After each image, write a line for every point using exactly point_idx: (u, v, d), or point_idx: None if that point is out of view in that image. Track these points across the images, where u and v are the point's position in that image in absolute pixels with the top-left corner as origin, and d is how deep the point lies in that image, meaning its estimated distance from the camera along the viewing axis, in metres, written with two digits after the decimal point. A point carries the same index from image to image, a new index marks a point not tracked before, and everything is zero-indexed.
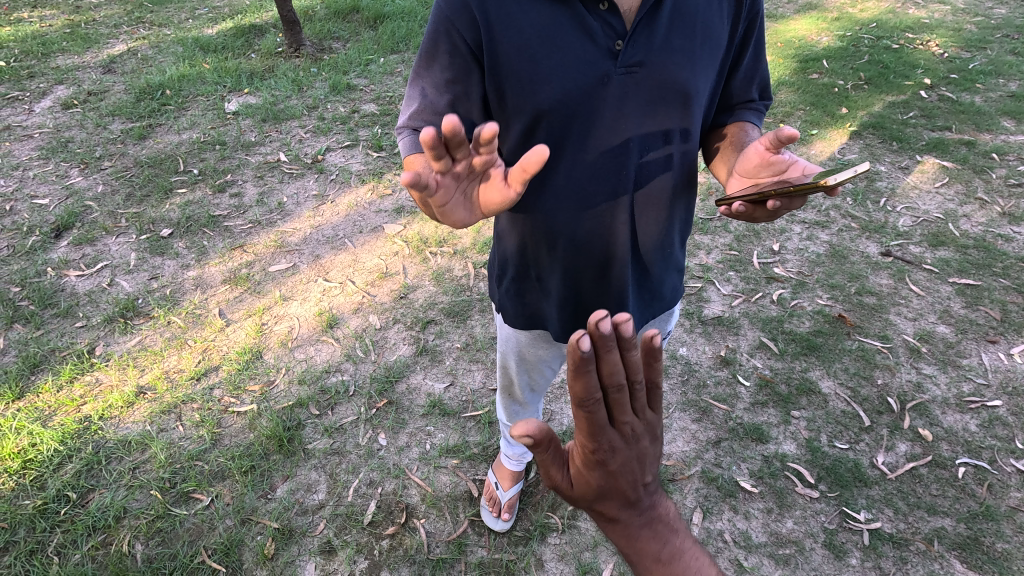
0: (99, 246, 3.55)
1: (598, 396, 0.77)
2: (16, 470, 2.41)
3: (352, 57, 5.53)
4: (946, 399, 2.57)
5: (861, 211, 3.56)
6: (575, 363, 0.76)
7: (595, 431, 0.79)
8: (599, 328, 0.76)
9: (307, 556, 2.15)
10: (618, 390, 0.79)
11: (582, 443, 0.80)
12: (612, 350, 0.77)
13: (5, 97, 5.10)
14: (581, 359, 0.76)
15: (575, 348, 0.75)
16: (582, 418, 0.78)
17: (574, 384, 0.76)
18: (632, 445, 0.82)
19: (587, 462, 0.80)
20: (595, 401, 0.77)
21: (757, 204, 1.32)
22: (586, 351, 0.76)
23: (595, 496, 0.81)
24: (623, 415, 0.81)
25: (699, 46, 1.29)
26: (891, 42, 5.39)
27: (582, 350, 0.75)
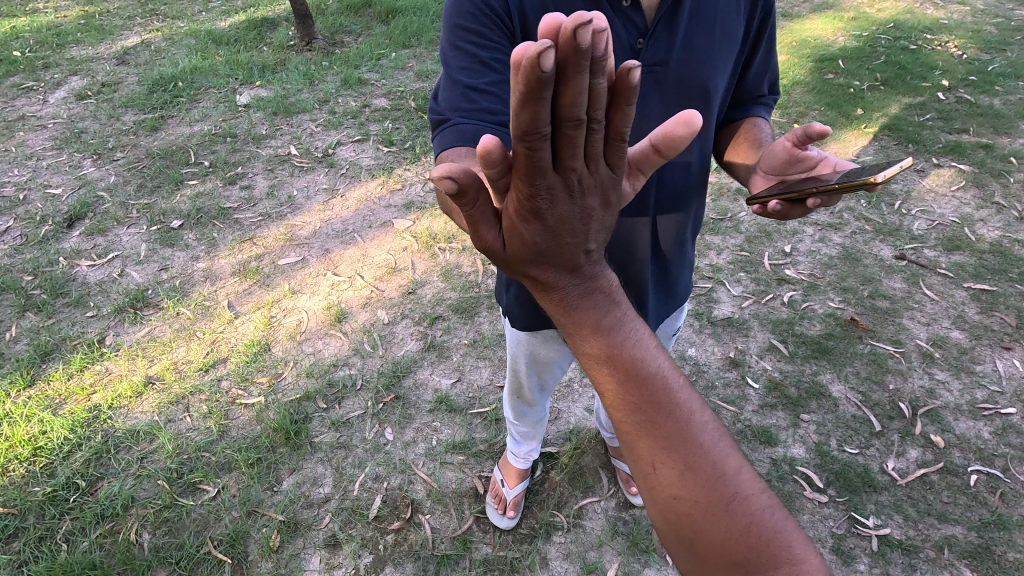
0: (110, 237, 3.57)
1: (544, 134, 0.65)
2: (27, 457, 2.43)
3: (364, 51, 5.53)
4: (959, 406, 2.54)
5: (875, 214, 3.52)
6: (529, 88, 0.60)
7: (534, 175, 0.69)
8: (573, 41, 0.58)
9: (311, 549, 2.16)
10: (574, 128, 0.66)
11: (516, 192, 0.72)
12: (583, 73, 0.61)
13: (20, 86, 5.14)
14: (537, 84, 0.60)
15: (532, 66, 0.59)
16: (521, 159, 0.68)
17: (518, 114, 0.63)
18: (577, 203, 0.74)
19: (522, 214, 0.74)
20: (539, 139, 0.66)
21: (795, 202, 1.30)
22: (547, 73, 0.59)
23: (530, 255, 0.78)
24: (573, 163, 0.70)
25: (718, 42, 1.27)
26: (908, 43, 5.32)
27: (541, 71, 0.59)
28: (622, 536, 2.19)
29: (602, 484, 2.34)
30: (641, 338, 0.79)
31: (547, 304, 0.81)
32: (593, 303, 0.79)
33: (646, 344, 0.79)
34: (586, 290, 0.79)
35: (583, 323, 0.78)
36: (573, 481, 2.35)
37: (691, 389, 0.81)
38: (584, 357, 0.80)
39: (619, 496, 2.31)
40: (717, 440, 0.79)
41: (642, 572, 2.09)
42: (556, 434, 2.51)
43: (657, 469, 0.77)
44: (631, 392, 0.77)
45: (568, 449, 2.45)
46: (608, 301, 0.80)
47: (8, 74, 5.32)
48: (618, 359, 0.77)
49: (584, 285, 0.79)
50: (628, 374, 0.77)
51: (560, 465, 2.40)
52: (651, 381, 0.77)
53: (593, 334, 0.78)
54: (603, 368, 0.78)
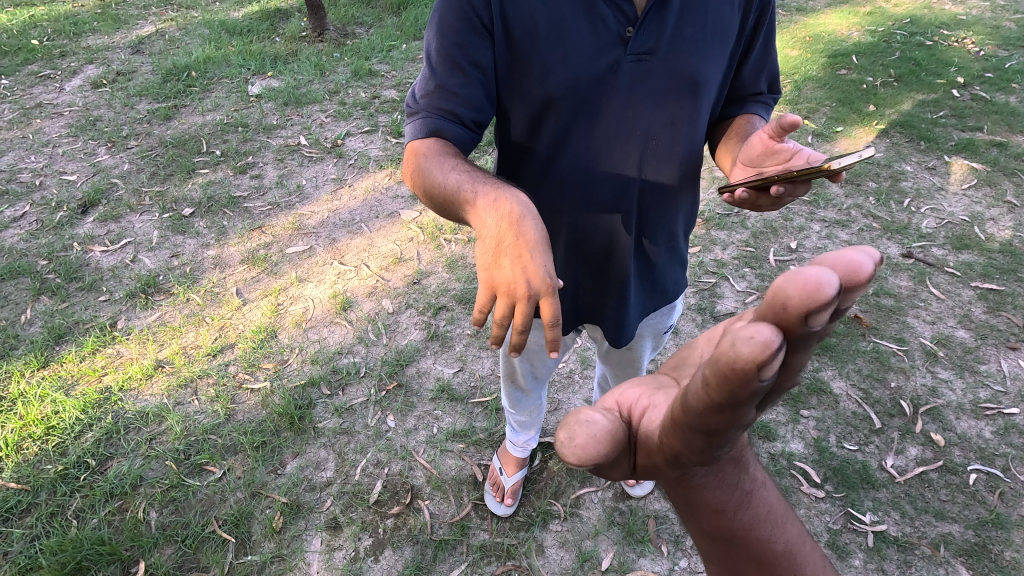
0: (123, 223, 3.63)
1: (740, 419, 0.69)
2: (39, 436, 2.50)
3: (375, 42, 5.55)
4: (961, 405, 2.53)
5: (884, 211, 3.49)
6: (741, 394, 0.63)
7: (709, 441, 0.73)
8: (800, 331, 0.61)
9: (313, 531, 2.20)
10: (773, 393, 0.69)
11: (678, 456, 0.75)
12: (802, 356, 0.64)
13: (38, 75, 5.22)
14: (752, 388, 0.62)
15: (754, 374, 0.60)
16: (695, 443, 0.72)
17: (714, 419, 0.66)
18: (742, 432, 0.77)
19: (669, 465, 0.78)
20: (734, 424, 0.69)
21: (760, 190, 1.31)
22: (764, 377, 0.61)
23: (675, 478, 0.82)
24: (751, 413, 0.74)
25: (709, 34, 1.28)
26: (924, 39, 5.24)
27: (759, 378, 0.61)
28: (619, 526, 2.22)
29: (599, 475, 2.36)
30: (764, 514, 0.87)
31: (670, 486, 0.85)
32: (722, 484, 0.84)
33: (770, 520, 0.87)
34: (717, 479, 0.83)
35: (709, 510, 0.84)
36: (571, 471, 2.38)
37: (811, 551, 0.90)
38: (707, 536, 0.88)
39: (616, 487, 2.33)
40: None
41: (637, 561, 2.11)
42: (555, 425, 2.53)
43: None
44: (751, 569, 0.87)
45: None
46: (734, 475, 0.85)
47: (26, 62, 5.41)
48: (737, 542, 0.86)
49: (719, 479, 0.83)
50: (750, 555, 0.86)
51: (559, 455, 2.43)
52: (777, 561, 0.86)
53: (718, 517, 0.84)
54: (726, 547, 0.87)
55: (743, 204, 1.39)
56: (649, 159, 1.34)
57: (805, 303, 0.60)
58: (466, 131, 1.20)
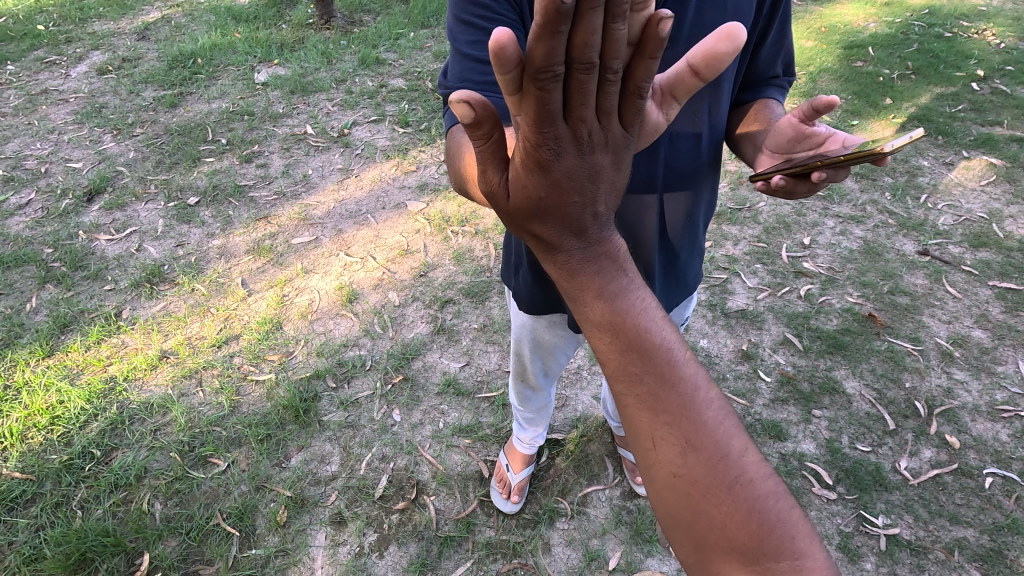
0: (128, 212, 3.61)
1: (556, 73, 0.61)
2: (44, 425, 2.50)
3: (382, 30, 5.47)
4: (977, 407, 2.48)
5: (899, 207, 3.42)
6: (547, 20, 0.57)
7: (545, 124, 0.65)
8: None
9: (317, 526, 2.19)
10: (586, 71, 0.62)
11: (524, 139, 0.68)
12: (597, 11, 0.57)
13: (44, 60, 5.19)
14: (556, 14, 0.56)
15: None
16: (530, 100, 0.64)
17: (535, 47, 0.59)
18: (585, 158, 0.69)
19: (528, 163, 0.69)
20: (550, 80, 0.62)
21: (799, 177, 1.26)
22: (567, 3, 0.55)
23: (531, 209, 0.73)
24: (582, 113, 0.67)
25: (731, 18, 1.24)
26: (943, 30, 5.12)
27: (562, 0, 0.55)
28: (626, 525, 2.19)
29: (607, 473, 2.33)
30: (646, 308, 0.73)
31: (551, 268, 0.76)
32: (596, 266, 0.73)
33: (651, 314, 0.73)
34: (589, 252, 0.73)
35: (586, 288, 0.72)
36: (578, 468, 2.35)
37: (697, 366, 0.74)
38: (586, 325, 0.74)
39: (623, 484, 2.30)
40: (722, 420, 0.71)
41: (645, 561, 2.09)
42: (562, 421, 2.50)
43: (657, 447, 0.70)
44: (634, 361, 0.71)
45: (575, 436, 2.44)
46: (613, 265, 0.74)
47: (32, 48, 5.37)
48: (619, 328, 0.71)
49: (589, 248, 0.73)
50: (630, 342, 0.71)
51: (566, 452, 2.40)
52: (656, 354, 0.71)
53: (592, 298, 0.72)
54: (602, 335, 0.72)
55: (775, 192, 1.33)
56: (672, 150, 1.29)
57: None
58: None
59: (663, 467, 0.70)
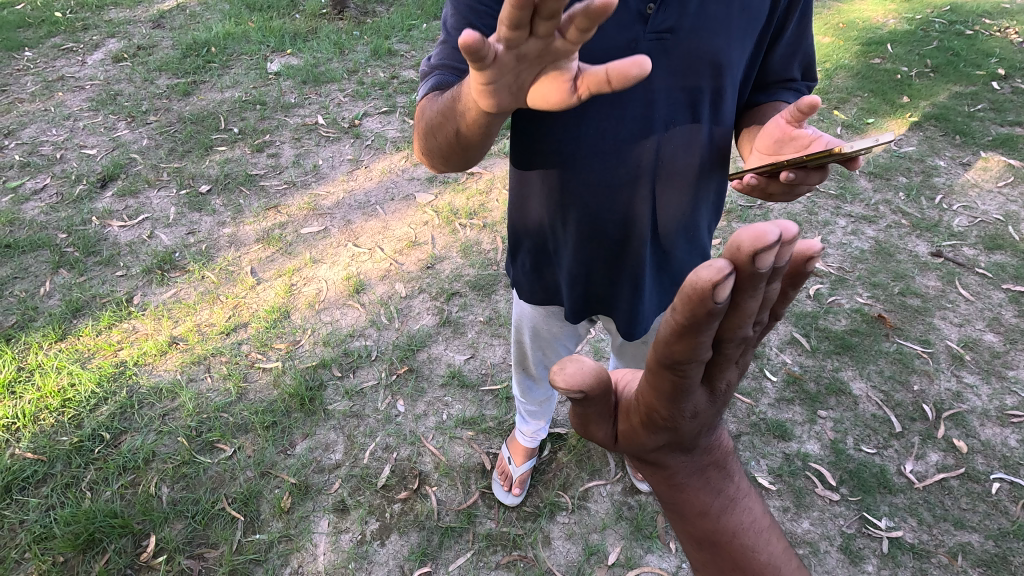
0: (141, 199, 3.65)
1: (698, 359, 0.67)
2: (56, 407, 2.54)
3: (395, 21, 5.46)
4: (986, 411, 2.45)
5: (913, 207, 3.37)
6: (701, 318, 0.62)
7: (681, 399, 0.71)
8: (749, 262, 0.60)
9: (320, 513, 2.21)
10: (731, 343, 0.68)
11: (653, 408, 0.74)
12: (751, 298, 0.62)
13: (61, 47, 5.24)
14: (707, 314, 0.61)
15: (704, 295, 0.60)
16: (667, 383, 0.70)
17: (680, 347, 0.65)
18: (717, 405, 0.75)
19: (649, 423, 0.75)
20: (690, 366, 0.67)
21: (771, 176, 1.30)
22: (718, 302, 0.61)
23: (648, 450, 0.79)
24: (718, 373, 0.73)
25: (736, 15, 1.22)
26: (964, 28, 5.02)
27: (712, 301, 0.60)
28: (627, 520, 2.19)
29: (609, 468, 2.34)
30: (753, 522, 0.78)
31: (655, 481, 0.80)
32: (705, 482, 0.79)
33: (758, 527, 0.78)
34: (697, 467, 0.78)
35: (694, 507, 0.77)
36: (580, 463, 2.36)
37: (803, 573, 0.77)
38: (690, 536, 0.79)
39: (625, 480, 2.30)
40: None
41: (644, 557, 2.09)
42: (565, 416, 2.50)
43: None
44: None
45: (578, 431, 2.45)
46: (718, 477, 0.80)
47: (50, 34, 5.43)
48: (724, 547, 0.76)
49: (699, 468, 0.79)
50: (735, 565, 0.76)
51: (568, 447, 2.40)
52: (764, 573, 0.75)
53: (700, 518, 0.77)
54: (705, 552, 0.78)
55: (753, 191, 1.37)
56: (667, 145, 1.29)
57: (749, 236, 0.60)
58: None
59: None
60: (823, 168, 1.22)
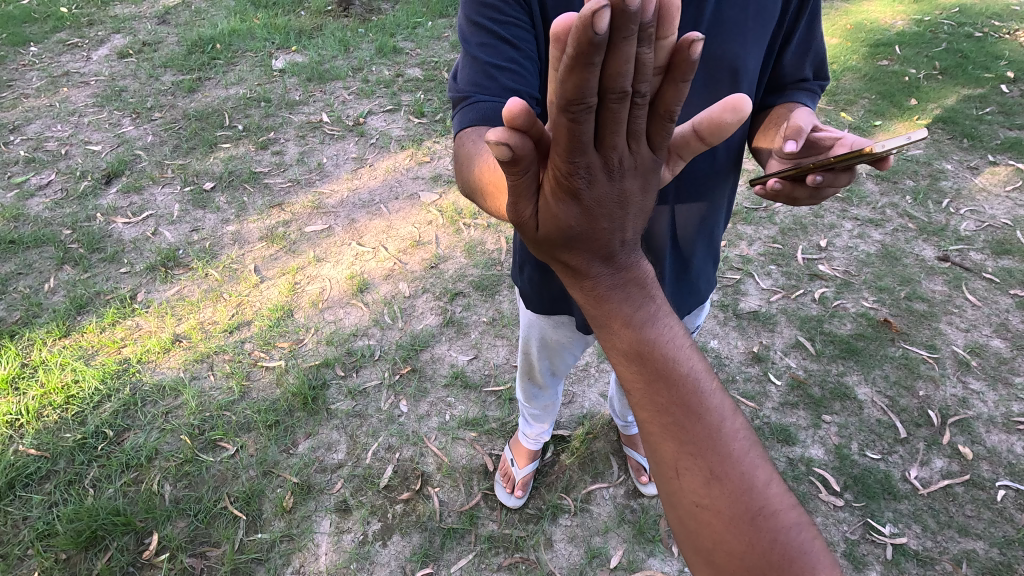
0: (145, 196, 3.65)
1: (589, 106, 0.60)
2: (60, 404, 2.55)
3: (400, 19, 5.45)
4: (992, 418, 2.43)
5: (920, 211, 3.35)
6: (579, 51, 0.56)
7: (575, 153, 0.64)
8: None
9: (322, 513, 2.21)
10: (619, 101, 0.60)
11: (554, 168, 0.66)
12: (630, 40, 0.56)
13: (66, 43, 5.24)
14: (588, 46, 0.55)
15: (583, 26, 0.54)
16: (561, 133, 0.62)
17: (567, 80, 0.58)
18: (618, 185, 0.68)
19: (558, 193, 0.68)
20: (583, 112, 0.60)
21: (797, 180, 1.26)
22: (600, 34, 0.54)
23: (559, 238, 0.72)
24: (615, 141, 0.65)
25: (753, 18, 1.21)
26: (973, 30, 4.99)
27: (593, 31, 0.54)
28: (629, 524, 2.19)
29: (612, 471, 2.33)
30: (673, 338, 0.73)
31: (577, 292, 0.75)
32: (627, 295, 0.73)
33: (677, 343, 0.73)
34: (619, 280, 0.72)
35: (613, 316, 0.72)
36: (583, 465, 2.35)
37: (722, 392, 0.75)
38: (613, 353, 0.75)
39: (628, 483, 2.30)
40: (746, 449, 0.73)
41: (647, 561, 2.09)
42: (568, 418, 2.50)
43: (681, 475, 0.72)
44: (660, 388, 0.72)
45: (581, 434, 2.44)
46: (642, 293, 0.74)
47: (55, 30, 5.43)
48: (647, 359, 0.71)
49: (618, 274, 0.73)
50: (657, 372, 0.72)
51: (571, 449, 2.39)
52: (683, 383, 0.72)
53: (623, 328, 0.72)
54: (629, 364, 0.73)
55: (777, 198, 1.33)
56: None
57: None
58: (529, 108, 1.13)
59: (686, 498, 0.71)
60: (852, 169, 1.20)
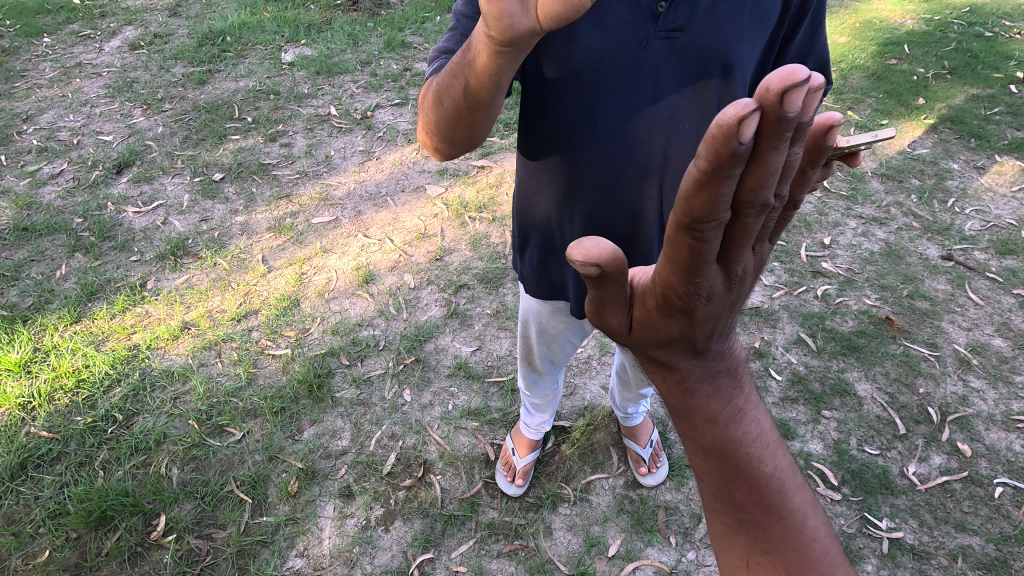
0: (156, 185, 3.70)
1: (718, 221, 0.62)
2: (71, 388, 2.60)
3: (409, 13, 5.48)
4: (992, 416, 2.45)
5: (925, 211, 3.35)
6: (719, 165, 0.57)
7: (695, 269, 0.66)
8: (776, 106, 0.53)
9: (326, 498, 2.25)
10: (755, 214, 0.63)
11: (669, 285, 0.69)
12: (779, 150, 0.57)
13: (78, 34, 5.29)
14: (730, 157, 0.56)
15: (728, 133, 0.55)
16: (684, 250, 0.65)
17: (697, 200, 0.60)
18: (732, 291, 0.71)
19: (666, 308, 0.71)
20: (712, 229, 0.62)
21: None
22: (743, 144, 0.55)
23: (656, 343, 0.74)
24: (738, 253, 0.68)
25: (748, 15, 1.25)
26: (983, 29, 4.96)
27: (737, 141, 0.55)
28: (628, 514, 2.22)
29: (611, 462, 2.36)
30: (760, 436, 0.76)
31: (664, 384, 0.78)
32: (715, 389, 0.76)
33: (764, 441, 0.77)
34: (708, 372, 0.76)
35: (701, 415, 0.76)
36: (583, 456, 2.38)
37: (803, 487, 0.80)
38: (695, 446, 0.78)
39: (628, 474, 2.32)
40: (825, 549, 0.78)
41: (644, 550, 2.12)
42: (570, 409, 2.52)
43: (753, 567, 0.78)
44: (741, 488, 0.76)
45: (582, 425, 2.46)
46: (729, 385, 0.77)
47: (68, 21, 5.49)
48: (731, 458, 0.75)
49: (708, 370, 0.76)
50: (740, 473, 0.76)
51: (572, 440, 2.42)
52: (767, 484, 0.76)
53: (708, 426, 0.75)
54: (712, 460, 0.76)
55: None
56: (676, 143, 1.29)
57: (779, 73, 0.52)
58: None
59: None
60: (824, 165, 1.19)
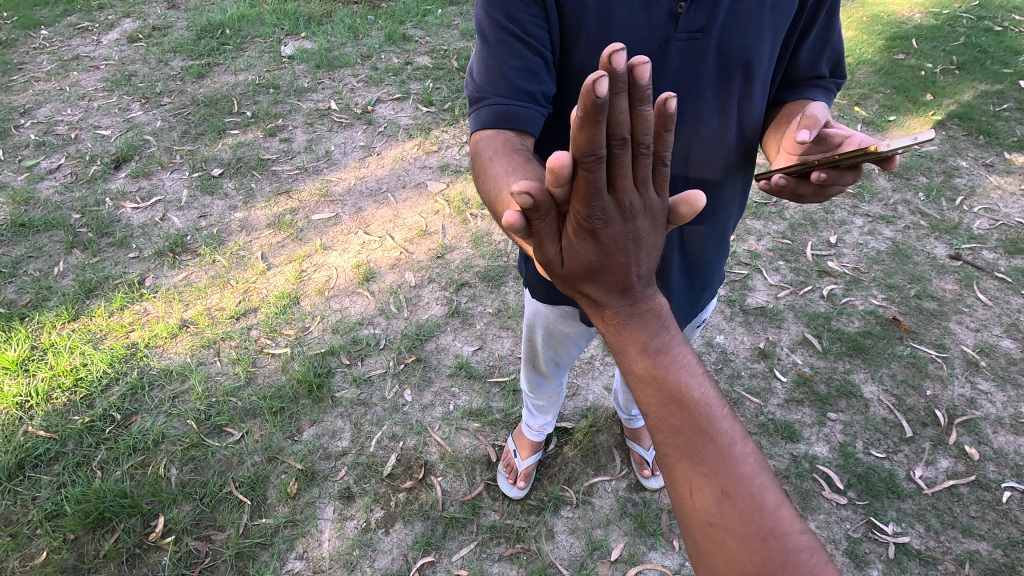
0: (154, 181, 3.66)
1: (599, 156, 0.66)
2: (68, 386, 2.57)
3: (410, 6, 5.41)
4: (1000, 419, 2.41)
5: (933, 209, 3.31)
6: (586, 112, 0.62)
7: (591, 198, 0.69)
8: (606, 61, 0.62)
9: (326, 500, 2.23)
10: (621, 147, 0.67)
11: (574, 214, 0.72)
12: (621, 96, 0.63)
13: (76, 26, 5.24)
14: (593, 108, 0.62)
15: (587, 91, 0.61)
16: (579, 181, 0.68)
17: (577, 134, 0.64)
18: (629, 225, 0.73)
19: (579, 236, 0.74)
20: (592, 162, 0.66)
21: (802, 177, 1.26)
22: (601, 98, 0.61)
23: (584, 272, 0.76)
24: (626, 186, 0.71)
25: (768, 14, 1.21)
26: (993, 24, 4.89)
27: (596, 95, 0.61)
28: (631, 517, 2.19)
29: (614, 464, 2.33)
30: (684, 363, 0.78)
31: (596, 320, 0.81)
32: (642, 322, 0.78)
33: (689, 368, 0.78)
34: (636, 311, 0.78)
35: (629, 340, 0.78)
36: (586, 458, 2.35)
37: (732, 418, 0.78)
38: (629, 376, 0.79)
39: (630, 477, 2.30)
40: (755, 472, 0.75)
41: (647, 554, 2.09)
42: (572, 410, 2.50)
43: (694, 493, 0.74)
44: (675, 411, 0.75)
45: (584, 426, 2.44)
46: (656, 323, 0.79)
47: (66, 13, 5.43)
48: (662, 379, 0.76)
49: (634, 305, 0.78)
50: (670, 395, 0.76)
51: (574, 441, 2.39)
52: (695, 407, 0.76)
53: (639, 354, 0.77)
54: (647, 388, 0.77)
55: (782, 192, 1.34)
56: (696, 146, 1.29)
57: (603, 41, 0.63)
58: (539, 107, 1.12)
59: (699, 513, 0.74)
60: (857, 167, 1.18)
